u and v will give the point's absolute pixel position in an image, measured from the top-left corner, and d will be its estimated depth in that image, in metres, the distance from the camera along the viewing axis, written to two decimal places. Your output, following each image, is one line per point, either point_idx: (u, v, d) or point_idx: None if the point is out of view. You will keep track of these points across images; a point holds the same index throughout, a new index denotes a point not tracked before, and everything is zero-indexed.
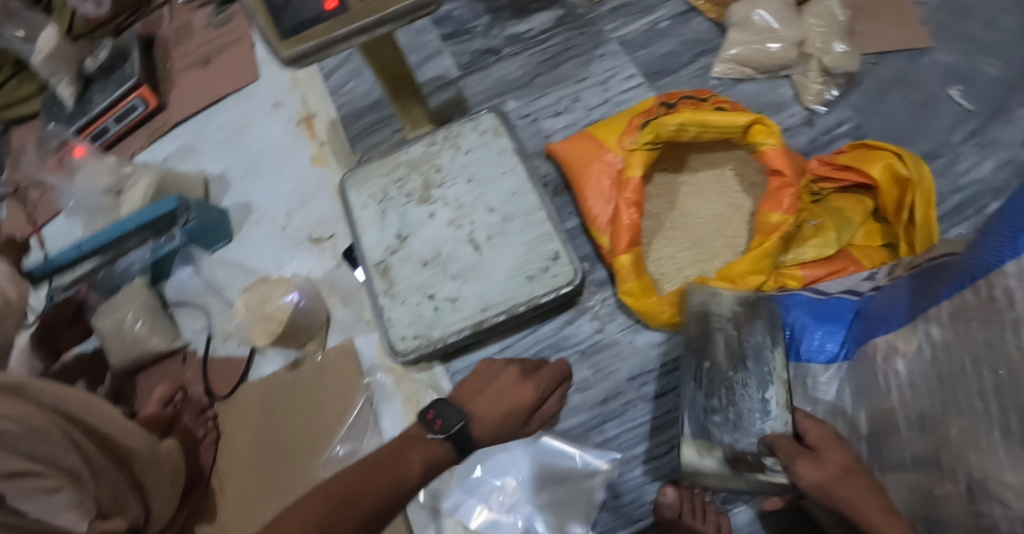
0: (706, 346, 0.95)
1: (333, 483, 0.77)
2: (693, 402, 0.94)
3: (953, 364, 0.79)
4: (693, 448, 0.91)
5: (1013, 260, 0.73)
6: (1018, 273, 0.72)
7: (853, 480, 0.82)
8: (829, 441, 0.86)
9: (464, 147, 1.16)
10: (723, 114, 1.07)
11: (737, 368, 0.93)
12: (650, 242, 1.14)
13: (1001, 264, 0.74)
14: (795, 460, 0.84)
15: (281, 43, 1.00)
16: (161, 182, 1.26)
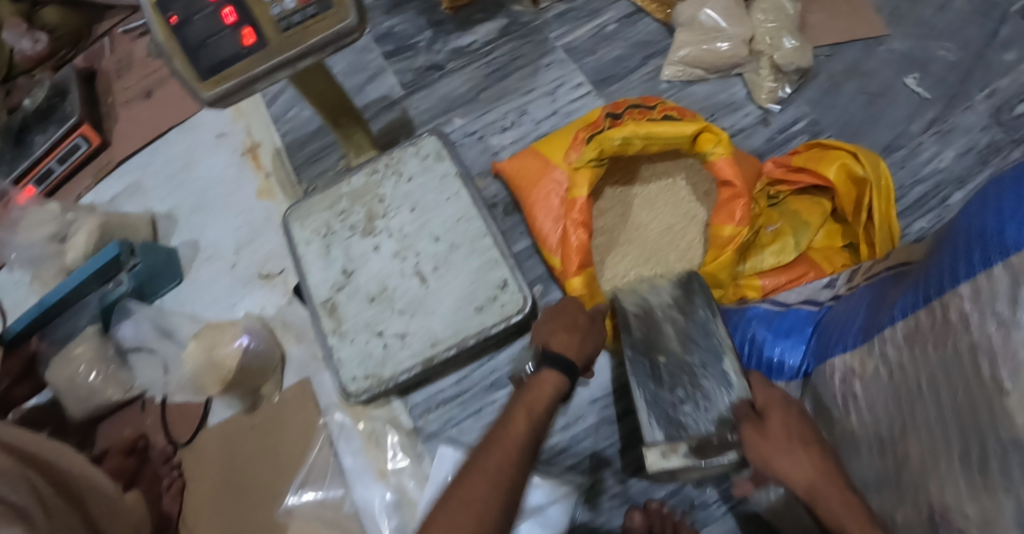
0: (656, 341, 0.93)
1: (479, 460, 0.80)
2: (656, 398, 0.90)
3: (909, 384, 0.74)
4: (656, 450, 0.86)
5: (966, 281, 0.68)
6: (971, 295, 0.68)
7: (797, 449, 0.79)
8: (777, 405, 0.83)
9: (406, 174, 1.12)
10: (671, 124, 1.03)
11: (691, 351, 0.92)
12: (603, 259, 1.10)
13: (955, 286, 0.69)
14: (740, 429, 0.82)
15: (201, 85, 0.95)
16: (106, 227, 1.23)
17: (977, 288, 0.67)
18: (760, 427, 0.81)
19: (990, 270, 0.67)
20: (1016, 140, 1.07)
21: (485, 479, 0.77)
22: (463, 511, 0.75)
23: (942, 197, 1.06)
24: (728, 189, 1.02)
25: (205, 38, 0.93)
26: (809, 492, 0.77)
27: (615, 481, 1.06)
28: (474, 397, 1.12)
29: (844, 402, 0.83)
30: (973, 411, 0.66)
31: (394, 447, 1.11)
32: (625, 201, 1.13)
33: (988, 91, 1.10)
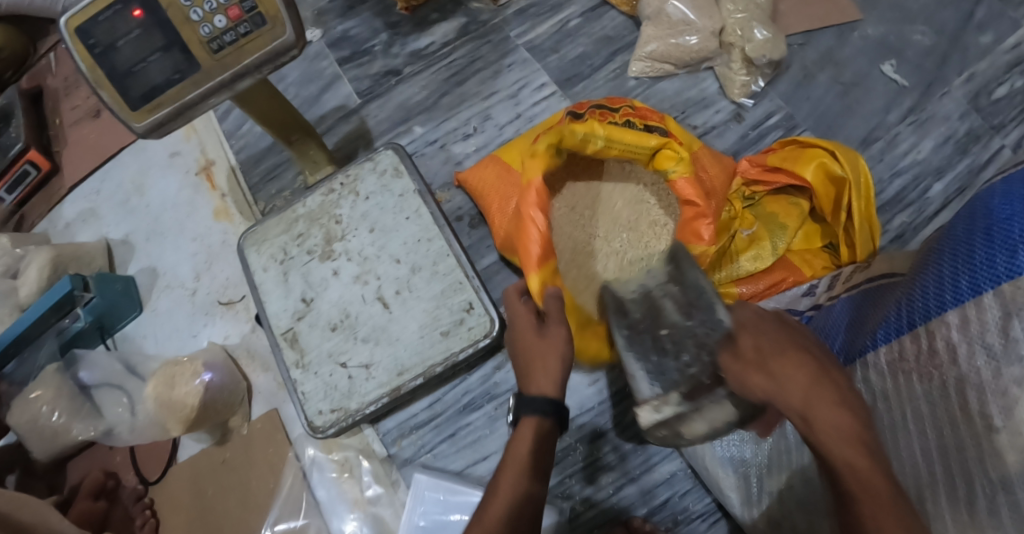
0: None
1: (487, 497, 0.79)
2: None
3: (892, 416, 0.69)
4: (648, 405, 0.79)
5: (955, 310, 0.63)
6: (960, 324, 0.63)
7: (770, 363, 0.67)
8: (746, 322, 0.72)
9: (363, 193, 1.07)
10: (631, 134, 1.00)
11: None
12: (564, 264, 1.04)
13: (942, 314, 0.65)
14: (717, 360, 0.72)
15: (131, 114, 0.89)
16: (59, 260, 1.17)
17: (966, 317, 0.62)
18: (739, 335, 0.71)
19: (981, 298, 0.62)
20: (995, 126, 1.05)
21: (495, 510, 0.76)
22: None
23: (922, 190, 1.04)
24: (689, 208, 0.97)
25: (133, 65, 0.88)
26: (795, 409, 0.65)
27: (596, 501, 1.03)
28: (448, 421, 1.08)
29: None
30: (960, 449, 0.62)
31: (369, 476, 1.08)
32: (595, 200, 1.08)
33: (966, 75, 1.08)
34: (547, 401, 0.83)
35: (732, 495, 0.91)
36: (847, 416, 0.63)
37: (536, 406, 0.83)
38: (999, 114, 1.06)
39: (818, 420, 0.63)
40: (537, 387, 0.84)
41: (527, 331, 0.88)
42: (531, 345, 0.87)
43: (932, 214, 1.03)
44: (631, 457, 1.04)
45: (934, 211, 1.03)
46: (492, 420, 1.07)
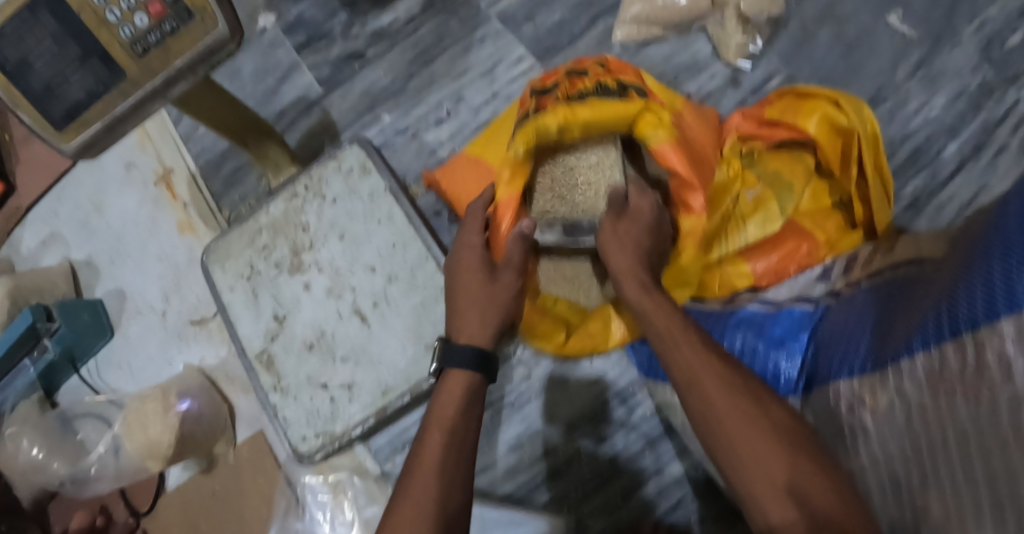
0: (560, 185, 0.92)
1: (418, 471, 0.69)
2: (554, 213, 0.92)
3: (931, 433, 0.62)
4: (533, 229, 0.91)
5: (1008, 317, 0.55)
6: (1016, 335, 0.54)
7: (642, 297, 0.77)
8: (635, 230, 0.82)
9: (329, 197, 0.98)
10: (600, 107, 0.87)
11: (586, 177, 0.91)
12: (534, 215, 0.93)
13: (995, 321, 0.56)
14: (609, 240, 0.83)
15: (57, 136, 0.81)
16: (18, 291, 1.11)
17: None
18: (620, 220, 0.84)
19: None
20: (1009, 78, 0.96)
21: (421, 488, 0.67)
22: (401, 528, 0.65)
23: (935, 151, 0.95)
24: (673, 178, 0.88)
25: (50, 82, 0.79)
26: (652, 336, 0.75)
27: (603, 509, 0.96)
28: None
29: (851, 433, 0.72)
30: (1010, 476, 0.54)
31: (364, 498, 1.01)
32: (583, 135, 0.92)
33: (977, 23, 0.98)
34: (478, 352, 0.77)
35: None
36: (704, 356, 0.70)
37: (469, 355, 0.76)
38: (1014, 63, 0.96)
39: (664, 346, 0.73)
40: (467, 338, 0.79)
41: (471, 265, 0.84)
42: (481, 282, 0.82)
43: (947, 178, 0.94)
44: (640, 458, 0.97)
45: (948, 174, 0.94)
46: (487, 430, 0.99)
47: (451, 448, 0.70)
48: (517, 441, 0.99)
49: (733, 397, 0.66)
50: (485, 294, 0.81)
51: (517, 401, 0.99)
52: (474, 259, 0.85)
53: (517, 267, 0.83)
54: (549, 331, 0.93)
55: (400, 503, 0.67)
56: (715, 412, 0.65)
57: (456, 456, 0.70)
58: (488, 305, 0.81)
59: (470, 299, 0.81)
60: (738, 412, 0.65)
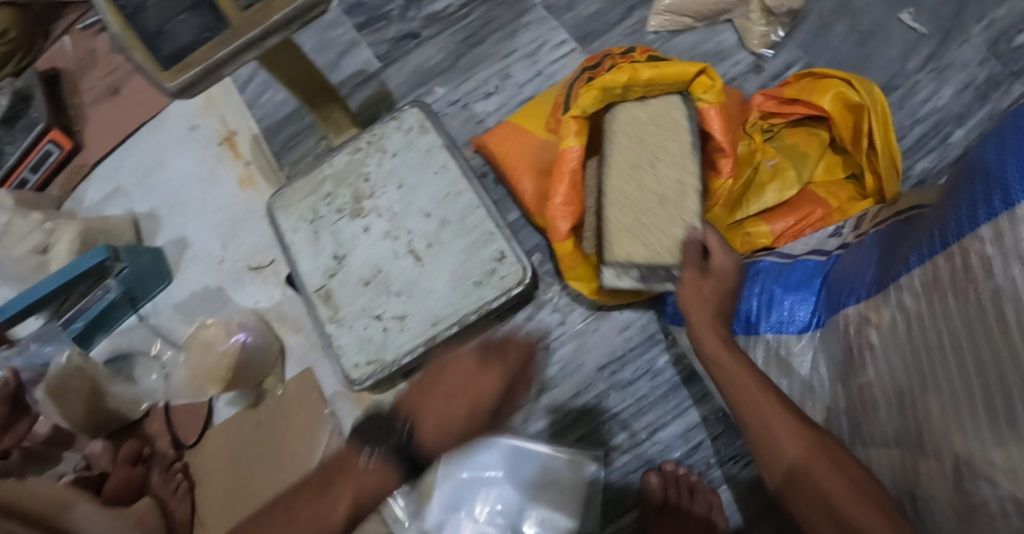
0: (630, 204, 0.97)
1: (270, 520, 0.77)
2: (626, 231, 0.96)
3: (927, 338, 0.72)
4: (611, 269, 0.96)
5: (988, 224, 0.67)
6: (993, 238, 0.67)
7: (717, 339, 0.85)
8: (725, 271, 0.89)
9: (389, 150, 1.08)
10: (665, 66, 0.97)
11: (658, 204, 0.96)
12: (607, 237, 0.97)
13: (976, 228, 0.68)
14: (683, 274, 0.90)
15: (161, 74, 0.91)
16: (87, 233, 1.23)
17: (999, 230, 0.66)
18: (704, 277, 0.89)
19: (1014, 211, 0.65)
20: (1014, 73, 1.08)
21: None
22: None
23: (943, 136, 1.07)
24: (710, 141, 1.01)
25: (162, 26, 0.90)
26: (720, 371, 0.83)
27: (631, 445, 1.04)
28: None
29: (860, 352, 0.81)
30: (997, 362, 0.65)
31: None
32: (674, 127, 0.99)
33: (985, 22, 1.11)
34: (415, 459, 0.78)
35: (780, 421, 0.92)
36: (772, 399, 0.79)
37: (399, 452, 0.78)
38: (1018, 61, 1.09)
39: (733, 383, 0.81)
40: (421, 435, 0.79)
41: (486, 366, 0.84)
42: (493, 398, 0.82)
43: (954, 159, 1.06)
44: (665, 400, 1.05)
45: (956, 156, 1.06)
46: None
47: (322, 515, 0.76)
48: (550, 382, 1.07)
49: (802, 431, 0.76)
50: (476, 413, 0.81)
51: (552, 344, 1.08)
52: (495, 370, 0.84)
53: (508, 404, 0.87)
54: (586, 275, 1.00)
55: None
56: (782, 441, 0.76)
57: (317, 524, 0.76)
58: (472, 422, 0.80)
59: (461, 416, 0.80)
60: (798, 438, 0.76)
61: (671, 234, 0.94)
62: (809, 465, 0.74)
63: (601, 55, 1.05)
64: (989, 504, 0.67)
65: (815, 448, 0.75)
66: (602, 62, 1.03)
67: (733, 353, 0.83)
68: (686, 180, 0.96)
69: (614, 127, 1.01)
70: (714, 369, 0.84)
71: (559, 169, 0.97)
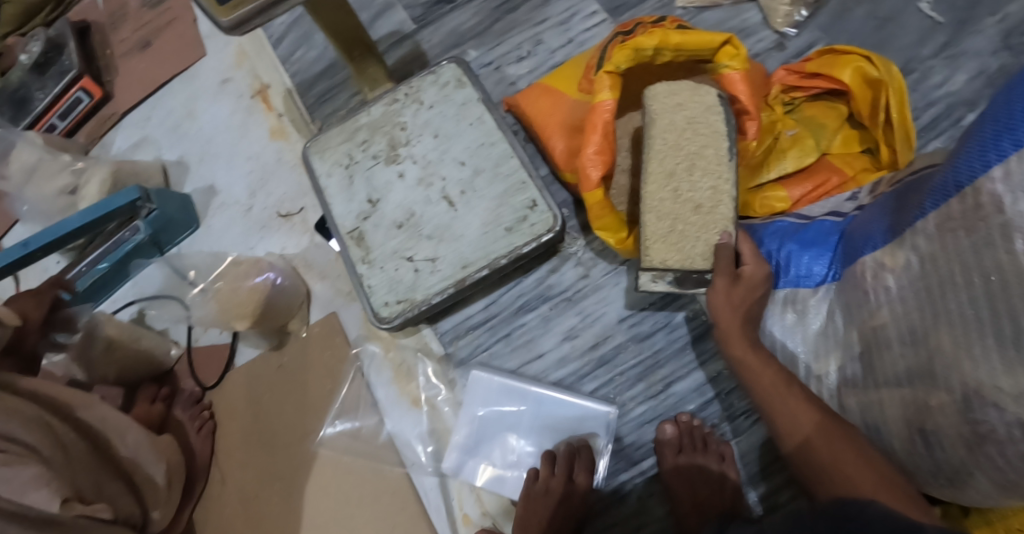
0: (667, 211, 0.97)
1: None
2: (663, 238, 0.96)
3: (941, 274, 0.77)
4: (647, 275, 0.99)
5: (998, 164, 0.72)
6: (1003, 177, 0.71)
7: (742, 338, 0.94)
8: (756, 280, 0.94)
9: (426, 102, 1.12)
10: (693, 34, 1.02)
11: (693, 212, 0.96)
12: (643, 243, 0.97)
13: (986, 170, 0.73)
14: (715, 278, 0.95)
15: (217, 10, 0.95)
16: (117, 174, 1.26)
17: (1009, 169, 0.71)
18: (735, 284, 0.94)
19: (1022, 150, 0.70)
20: None
21: None
22: None
23: (954, 119, 1.14)
24: (734, 104, 1.04)
25: None
26: (749, 373, 0.93)
27: (648, 396, 1.07)
28: (504, 321, 1.13)
29: (876, 296, 0.86)
30: (1005, 291, 0.70)
31: (426, 375, 1.13)
32: (711, 132, 0.97)
33: (999, 16, 1.17)
34: None
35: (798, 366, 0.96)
36: (800, 398, 0.89)
37: None
38: None
39: (761, 383, 0.92)
40: None
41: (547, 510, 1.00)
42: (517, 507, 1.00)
43: None
44: (682, 354, 1.08)
45: None
46: (544, 320, 1.12)
47: None
48: (572, 332, 1.11)
49: (831, 426, 0.87)
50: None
51: (575, 296, 1.12)
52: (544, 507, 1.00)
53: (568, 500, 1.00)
54: (613, 227, 1.02)
55: None
56: (813, 438, 0.87)
57: None
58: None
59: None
60: (825, 433, 0.87)
61: (704, 241, 0.96)
62: (839, 456, 0.85)
63: (634, 21, 1.09)
64: (997, 431, 0.74)
65: (842, 439, 0.86)
66: (636, 28, 1.06)
67: (760, 357, 0.93)
68: (721, 188, 0.96)
69: (651, 131, 0.98)
70: (745, 371, 0.94)
71: (593, 121, 1.00)
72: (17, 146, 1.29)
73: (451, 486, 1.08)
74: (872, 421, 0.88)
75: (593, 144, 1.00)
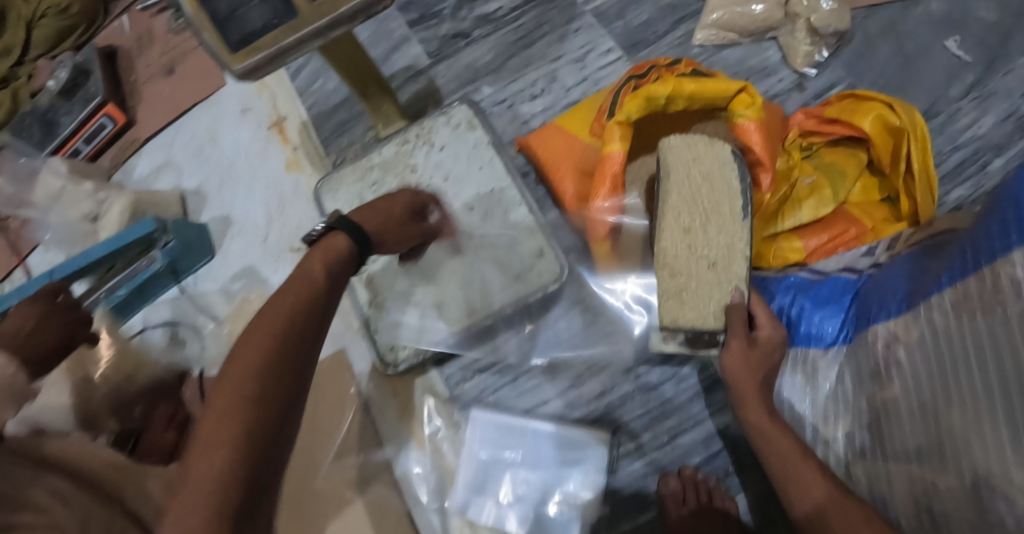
0: (682, 267, 0.95)
1: (263, 326, 0.75)
2: (676, 295, 0.95)
3: (953, 351, 0.74)
4: (658, 333, 0.96)
5: (1019, 248, 0.69)
6: None
7: (753, 395, 0.90)
8: (773, 344, 0.92)
9: (438, 143, 1.13)
10: (708, 82, 1.00)
11: (706, 270, 0.94)
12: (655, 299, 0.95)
13: (1007, 252, 0.70)
14: (730, 338, 0.92)
15: (230, 57, 0.93)
16: (137, 204, 1.27)
17: None
18: (751, 347, 0.92)
19: None
20: None
21: (251, 351, 0.72)
22: (227, 390, 0.70)
23: (981, 164, 1.10)
24: (747, 155, 1.01)
25: (234, 9, 0.92)
26: (765, 439, 0.89)
27: (652, 447, 1.06)
28: (510, 365, 1.11)
29: (886, 367, 0.83)
30: (1019, 372, 0.67)
31: (431, 412, 1.12)
32: (725, 188, 0.95)
33: None
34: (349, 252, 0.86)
35: (805, 424, 0.94)
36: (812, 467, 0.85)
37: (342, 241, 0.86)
38: None
39: (775, 448, 0.88)
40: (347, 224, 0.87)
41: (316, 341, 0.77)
42: (252, 393, 0.70)
43: (991, 188, 1.08)
44: (688, 406, 1.07)
45: (993, 185, 1.08)
46: (551, 364, 1.10)
47: (273, 340, 0.73)
48: (579, 379, 1.09)
49: (845, 499, 0.82)
50: (251, 463, 0.67)
51: (583, 343, 1.10)
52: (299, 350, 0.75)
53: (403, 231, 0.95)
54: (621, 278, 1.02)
55: (214, 398, 0.70)
56: (828, 511, 0.81)
57: (273, 342, 0.73)
58: (264, 407, 0.69)
59: (255, 395, 0.69)
60: (841, 506, 0.81)
61: (717, 300, 0.94)
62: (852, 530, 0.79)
63: (649, 63, 1.06)
64: (1006, 523, 0.69)
65: (857, 512, 0.80)
66: (649, 73, 1.03)
67: (777, 426, 0.89)
68: (735, 247, 0.94)
69: (668, 185, 0.96)
70: (760, 439, 0.90)
71: (604, 172, 0.98)
72: (42, 174, 1.30)
73: (451, 525, 1.07)
74: (879, 495, 0.85)
75: (605, 195, 0.98)
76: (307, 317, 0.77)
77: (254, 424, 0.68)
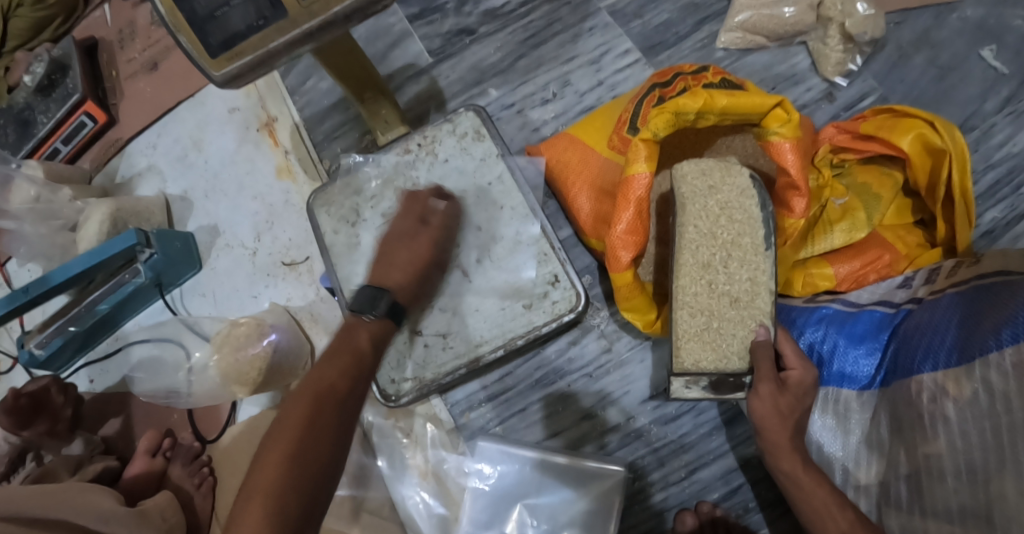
0: (703, 304, 0.89)
1: (316, 377, 0.80)
2: (699, 335, 0.88)
3: (1014, 418, 0.70)
4: (680, 380, 0.88)
5: None
6: None
7: (784, 445, 0.85)
8: (802, 388, 0.85)
9: (442, 156, 1.05)
10: (743, 95, 0.90)
11: (727, 307, 0.88)
12: (674, 340, 0.89)
13: None
14: (756, 384, 0.85)
15: (209, 63, 0.81)
16: (117, 213, 1.18)
17: None
18: (781, 392, 0.85)
19: None
20: None
21: (306, 396, 0.77)
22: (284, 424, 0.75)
23: (1016, 184, 1.03)
24: (783, 176, 0.92)
25: (215, 9, 0.79)
26: (797, 491, 0.84)
27: (667, 483, 1.00)
28: (519, 394, 1.05)
29: (930, 421, 0.78)
30: None
31: (435, 442, 1.05)
32: (746, 218, 0.88)
33: None
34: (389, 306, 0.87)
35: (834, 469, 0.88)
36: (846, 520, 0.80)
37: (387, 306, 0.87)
38: None
39: (805, 502, 0.83)
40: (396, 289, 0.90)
41: (343, 416, 0.78)
42: (301, 430, 0.75)
43: None
44: (708, 439, 1.01)
45: None
46: (561, 394, 1.04)
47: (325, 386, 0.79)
48: (591, 410, 1.03)
49: None
50: (296, 499, 0.71)
51: (596, 371, 1.04)
52: (335, 430, 0.76)
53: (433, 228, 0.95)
54: (641, 308, 0.95)
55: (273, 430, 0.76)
56: None
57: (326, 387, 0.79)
58: (313, 447, 0.74)
59: (303, 433, 0.74)
60: None
61: (740, 338, 0.88)
62: None
63: (674, 72, 0.97)
64: None
65: None
66: (675, 83, 0.94)
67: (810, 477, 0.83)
68: (757, 280, 0.88)
69: (683, 218, 0.89)
70: (793, 490, 0.84)
71: (626, 196, 0.90)
72: (16, 181, 1.19)
73: None
74: None
75: (623, 224, 0.91)
76: (357, 373, 0.82)
77: (300, 463, 0.73)
